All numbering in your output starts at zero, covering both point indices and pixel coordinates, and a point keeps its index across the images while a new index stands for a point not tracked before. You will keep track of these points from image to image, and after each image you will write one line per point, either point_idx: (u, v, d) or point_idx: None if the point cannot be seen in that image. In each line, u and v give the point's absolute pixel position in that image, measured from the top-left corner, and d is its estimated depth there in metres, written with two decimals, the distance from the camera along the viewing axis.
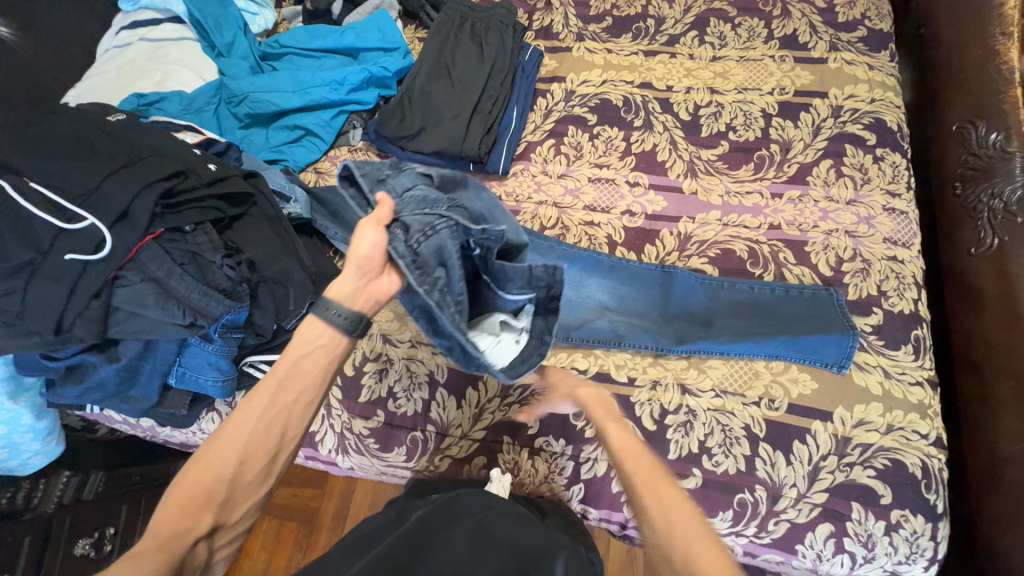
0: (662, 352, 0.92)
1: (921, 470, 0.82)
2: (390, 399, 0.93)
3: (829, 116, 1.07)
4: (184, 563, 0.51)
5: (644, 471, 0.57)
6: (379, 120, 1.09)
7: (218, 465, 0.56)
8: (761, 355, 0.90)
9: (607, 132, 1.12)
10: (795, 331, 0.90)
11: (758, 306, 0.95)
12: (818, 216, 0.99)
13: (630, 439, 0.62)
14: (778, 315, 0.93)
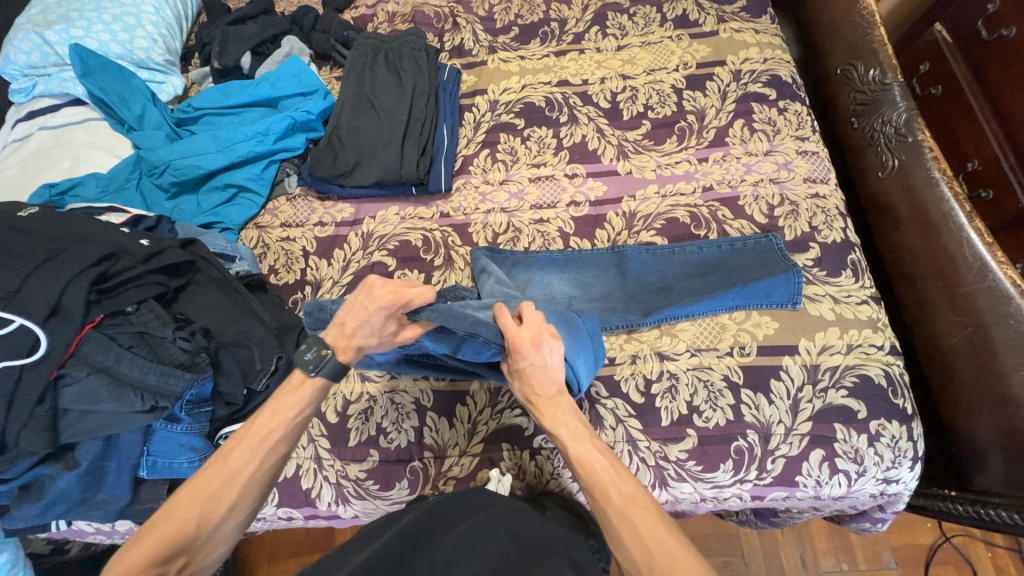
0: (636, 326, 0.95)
1: (885, 379, 0.88)
2: (382, 436, 0.91)
3: (732, 81, 1.16)
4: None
5: (619, 501, 0.64)
6: (312, 163, 1.09)
7: (204, 514, 0.64)
8: (722, 309, 0.95)
9: (537, 133, 1.17)
10: (748, 281, 0.96)
11: (709, 265, 1.00)
12: (743, 171, 1.07)
13: (592, 452, 0.69)
14: (731, 270, 0.98)
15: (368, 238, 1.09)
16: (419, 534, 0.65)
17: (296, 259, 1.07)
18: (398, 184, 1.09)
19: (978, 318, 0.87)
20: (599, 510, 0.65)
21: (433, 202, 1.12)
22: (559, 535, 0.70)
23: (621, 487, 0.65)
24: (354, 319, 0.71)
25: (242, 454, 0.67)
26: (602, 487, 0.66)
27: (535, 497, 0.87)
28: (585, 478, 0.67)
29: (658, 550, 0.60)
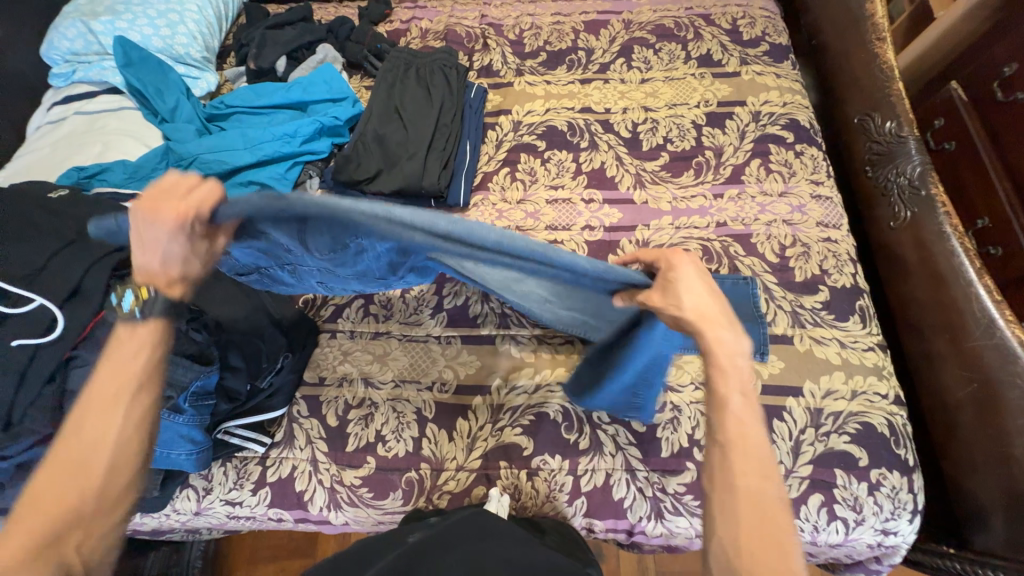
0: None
1: (888, 428, 0.88)
2: (380, 443, 0.91)
3: (750, 121, 1.19)
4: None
5: (750, 482, 0.56)
6: (336, 167, 1.11)
7: (77, 485, 0.57)
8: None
9: (557, 156, 1.19)
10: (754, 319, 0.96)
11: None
12: (757, 209, 1.08)
13: (748, 423, 0.59)
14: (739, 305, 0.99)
15: None
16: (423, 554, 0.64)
17: None
18: (417, 194, 1.10)
19: (985, 373, 0.88)
20: (721, 478, 0.57)
21: (450, 215, 1.14)
22: (553, 562, 0.67)
23: (761, 473, 0.56)
24: (156, 253, 0.57)
25: (98, 416, 0.60)
26: (743, 460, 0.57)
27: (533, 519, 0.85)
28: (727, 445, 0.58)
29: (769, 544, 0.52)
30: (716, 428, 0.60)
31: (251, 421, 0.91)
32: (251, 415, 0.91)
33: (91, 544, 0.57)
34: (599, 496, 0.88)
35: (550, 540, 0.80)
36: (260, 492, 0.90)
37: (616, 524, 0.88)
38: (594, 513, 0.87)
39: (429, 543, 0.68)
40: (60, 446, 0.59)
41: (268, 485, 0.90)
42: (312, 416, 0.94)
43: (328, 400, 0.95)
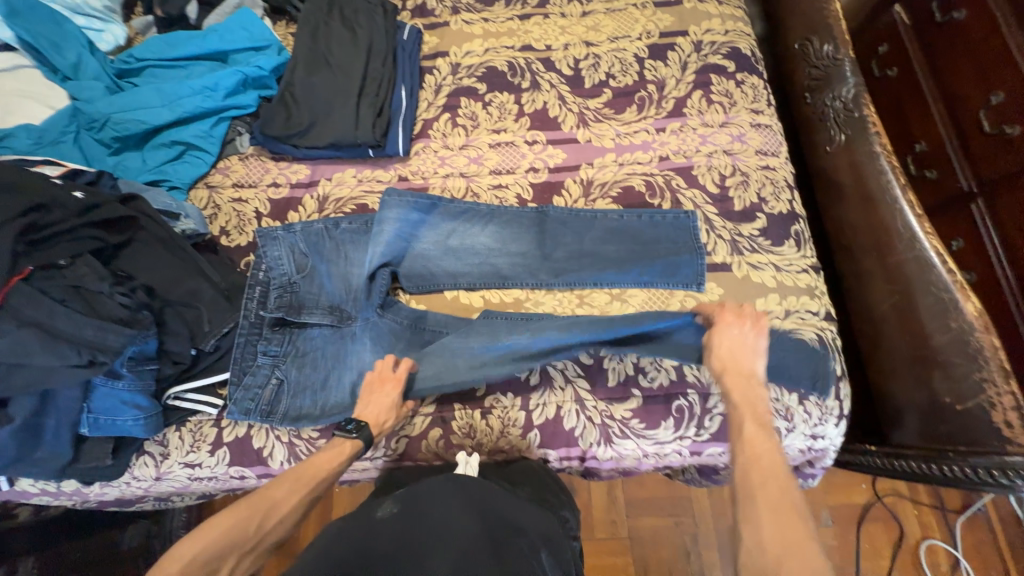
0: (552, 286, 0.99)
1: (818, 342, 0.94)
2: (340, 394, 0.92)
3: (692, 52, 1.17)
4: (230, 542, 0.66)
5: (768, 491, 0.62)
6: (263, 120, 1.05)
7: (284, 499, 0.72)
8: (662, 275, 0.98)
9: (499, 98, 1.15)
10: (692, 250, 0.99)
11: (652, 234, 1.01)
12: (698, 141, 1.08)
13: (767, 452, 0.66)
14: (680, 236, 1.00)
15: (324, 200, 1.08)
16: (400, 533, 0.65)
17: (248, 220, 1.07)
18: (354, 146, 1.06)
19: (907, 285, 0.93)
20: (746, 490, 0.63)
21: (391, 165, 1.10)
22: (529, 517, 0.72)
23: (780, 487, 0.62)
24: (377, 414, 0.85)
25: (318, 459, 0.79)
26: (762, 475, 0.64)
27: (506, 473, 0.89)
28: (749, 461, 0.65)
29: (794, 546, 0.56)
30: (741, 451, 0.68)
31: (200, 385, 0.90)
32: (199, 379, 0.91)
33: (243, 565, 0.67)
34: (551, 428, 0.91)
35: (523, 492, 0.84)
36: (218, 453, 0.91)
37: (569, 451, 0.92)
38: (547, 443, 0.92)
39: (425, 506, 0.70)
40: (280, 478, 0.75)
41: (226, 445, 0.91)
42: (265, 372, 0.92)
43: (276, 357, 0.93)
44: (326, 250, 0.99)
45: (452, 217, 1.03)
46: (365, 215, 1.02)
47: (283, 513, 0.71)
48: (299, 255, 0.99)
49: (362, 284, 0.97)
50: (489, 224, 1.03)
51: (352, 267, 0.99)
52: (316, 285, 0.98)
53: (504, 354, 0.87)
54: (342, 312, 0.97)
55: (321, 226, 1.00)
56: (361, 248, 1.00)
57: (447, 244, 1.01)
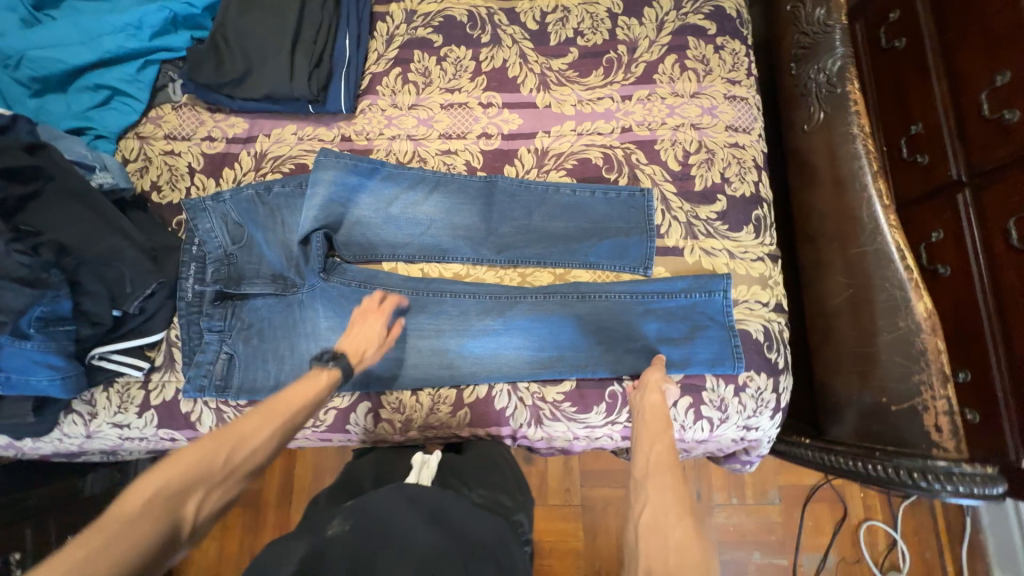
0: (495, 263, 0.95)
1: (763, 334, 0.91)
2: (297, 367, 0.91)
3: (671, 9, 1.05)
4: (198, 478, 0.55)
5: (662, 464, 0.66)
6: (191, 66, 0.97)
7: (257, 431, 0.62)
8: (610, 257, 0.94)
9: (455, 53, 1.06)
10: (643, 232, 0.94)
11: (604, 214, 0.95)
12: (665, 113, 1.00)
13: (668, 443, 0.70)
14: (632, 215, 0.95)
15: (261, 158, 1.01)
16: (359, 554, 0.55)
17: (181, 176, 1.01)
18: (290, 100, 0.98)
19: (865, 280, 0.88)
20: (648, 468, 0.66)
21: (334, 123, 1.02)
22: (497, 525, 0.66)
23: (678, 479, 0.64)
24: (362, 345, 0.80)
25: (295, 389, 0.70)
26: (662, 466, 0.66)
27: (459, 470, 0.79)
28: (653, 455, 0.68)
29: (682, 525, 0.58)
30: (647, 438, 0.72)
31: (126, 346, 0.88)
32: (124, 341, 0.88)
33: (217, 499, 0.57)
34: (482, 406, 0.90)
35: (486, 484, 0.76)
36: (146, 415, 0.90)
37: (499, 430, 0.91)
38: (478, 421, 0.91)
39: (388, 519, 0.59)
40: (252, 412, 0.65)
41: (153, 408, 0.90)
42: (213, 348, 0.91)
43: (220, 333, 0.91)
44: (260, 216, 0.94)
45: (393, 184, 0.96)
46: (298, 179, 0.95)
47: (257, 443, 0.62)
48: (232, 225, 0.94)
49: (297, 253, 0.92)
50: (432, 192, 0.97)
51: (290, 233, 0.94)
52: (256, 252, 0.94)
53: (468, 337, 0.91)
54: (285, 281, 0.92)
55: (251, 191, 0.94)
56: (297, 214, 0.94)
57: (388, 212, 0.95)
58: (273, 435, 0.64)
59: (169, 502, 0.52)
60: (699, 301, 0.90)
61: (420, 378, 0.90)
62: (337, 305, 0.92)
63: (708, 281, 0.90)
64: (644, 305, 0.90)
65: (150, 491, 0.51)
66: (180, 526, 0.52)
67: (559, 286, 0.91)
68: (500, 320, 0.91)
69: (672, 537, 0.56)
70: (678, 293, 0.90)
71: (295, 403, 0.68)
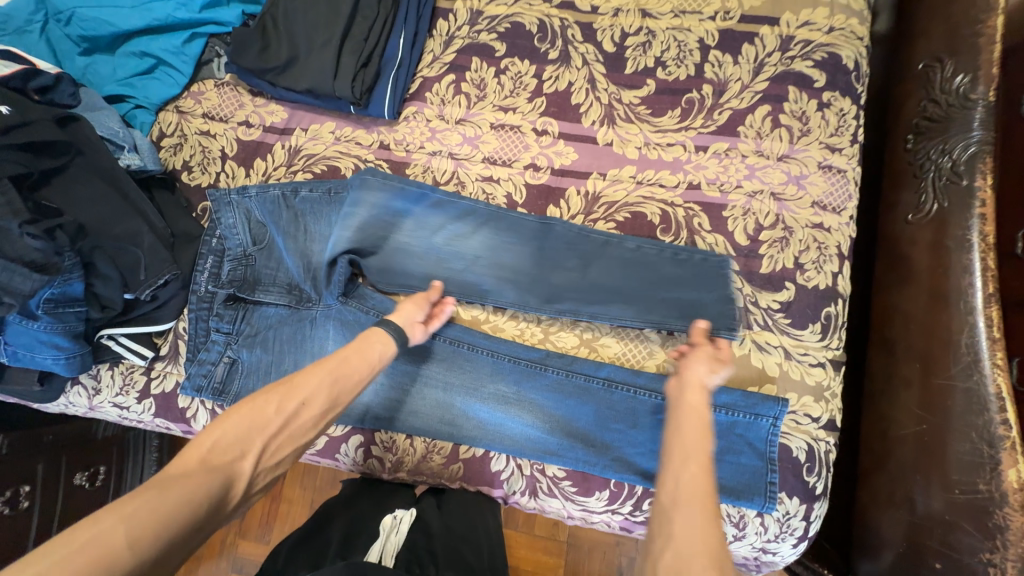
0: (544, 312, 0.85)
1: (805, 454, 0.79)
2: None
3: (776, 49, 0.90)
4: (248, 441, 0.59)
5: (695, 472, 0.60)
6: (234, 47, 0.90)
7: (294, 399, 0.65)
8: (678, 316, 0.81)
9: (516, 66, 0.95)
10: (721, 295, 0.81)
11: (672, 283, 0.83)
12: (743, 174, 0.86)
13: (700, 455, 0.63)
14: (704, 278, 0.83)
15: (295, 153, 0.95)
16: None
17: (213, 160, 0.96)
18: (331, 97, 0.90)
19: (943, 420, 0.74)
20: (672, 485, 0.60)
21: (375, 128, 0.95)
22: None
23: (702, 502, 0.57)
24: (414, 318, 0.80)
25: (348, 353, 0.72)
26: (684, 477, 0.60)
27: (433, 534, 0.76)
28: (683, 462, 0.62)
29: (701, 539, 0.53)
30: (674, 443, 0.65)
31: (134, 332, 0.86)
32: (134, 325, 0.87)
33: (268, 460, 0.61)
34: (476, 465, 0.84)
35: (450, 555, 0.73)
36: (145, 402, 0.89)
37: (490, 492, 0.85)
38: (469, 480, 0.84)
39: None
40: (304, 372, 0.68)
41: (153, 397, 0.89)
42: (217, 349, 0.88)
43: (228, 335, 0.88)
44: (285, 222, 0.88)
45: (439, 212, 0.88)
46: (339, 184, 0.89)
47: (305, 401, 0.65)
48: (255, 225, 0.90)
49: (329, 272, 0.87)
50: (469, 223, 0.88)
51: (313, 243, 0.88)
52: (274, 258, 0.89)
53: (473, 392, 0.84)
54: (300, 294, 0.87)
55: (277, 192, 0.89)
56: (322, 224, 0.88)
57: (416, 238, 0.88)
58: (320, 388, 0.67)
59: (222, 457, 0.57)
60: (741, 421, 0.79)
61: (417, 427, 0.84)
62: (345, 330, 0.86)
63: (759, 407, 0.78)
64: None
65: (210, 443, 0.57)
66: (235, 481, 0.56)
67: (587, 366, 0.83)
68: (513, 389, 0.84)
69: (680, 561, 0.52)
70: (719, 406, 0.79)
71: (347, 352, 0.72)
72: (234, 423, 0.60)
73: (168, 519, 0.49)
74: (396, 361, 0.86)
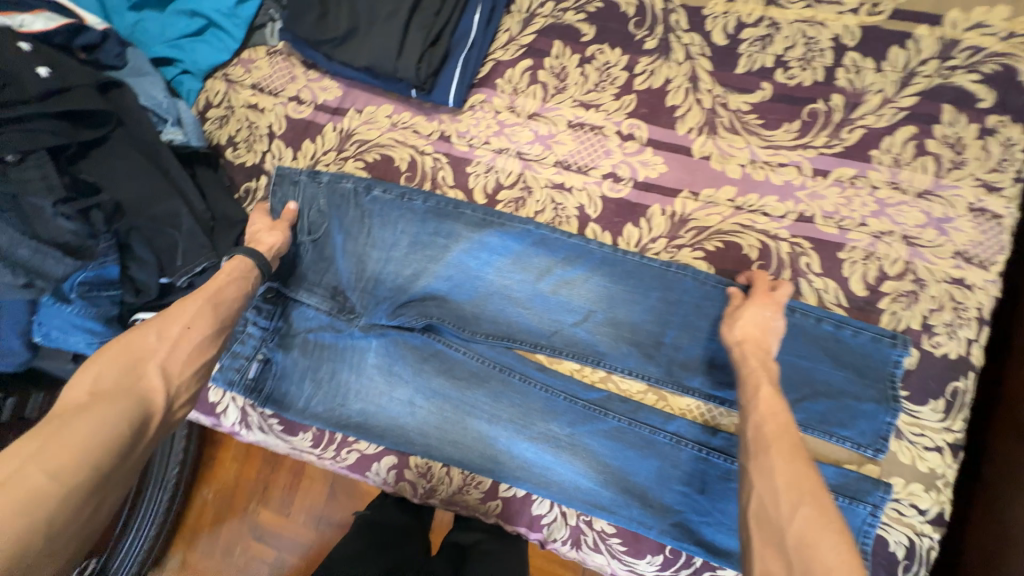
0: (656, 384, 0.73)
1: (904, 550, 0.67)
2: (333, 395, 0.80)
3: (933, 56, 0.73)
4: (134, 369, 0.58)
5: (776, 429, 0.55)
6: (290, 13, 0.81)
7: (162, 328, 0.62)
8: (820, 419, 0.68)
9: (604, 55, 0.81)
10: (881, 398, 0.67)
11: (826, 378, 0.68)
12: (870, 209, 0.72)
13: (776, 406, 0.57)
14: (864, 370, 0.67)
15: (346, 137, 0.86)
16: None
17: (259, 137, 0.89)
18: (392, 79, 0.80)
19: None
20: (758, 442, 0.55)
21: (437, 115, 0.84)
22: None
23: (794, 452, 0.53)
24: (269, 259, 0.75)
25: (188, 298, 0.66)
26: (776, 429, 0.55)
27: None
28: (762, 417, 0.57)
29: (810, 499, 0.49)
30: (750, 402, 0.59)
31: None
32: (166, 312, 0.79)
33: (176, 369, 0.60)
34: (516, 505, 0.77)
35: None
36: None
37: (527, 534, 0.78)
38: (507, 517, 0.77)
39: None
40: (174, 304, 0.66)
41: None
42: (252, 345, 0.81)
43: (265, 332, 0.81)
44: (344, 217, 0.80)
45: (546, 250, 0.76)
46: (441, 198, 0.78)
47: (187, 323, 0.64)
48: (314, 212, 0.81)
49: (400, 298, 0.78)
50: (556, 252, 0.76)
51: (371, 248, 0.79)
52: (325, 255, 0.80)
53: (522, 430, 0.76)
54: (344, 302, 0.79)
55: (349, 185, 0.80)
56: (390, 230, 0.79)
57: (480, 254, 0.77)
58: (202, 312, 0.65)
59: (107, 388, 0.55)
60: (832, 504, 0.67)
61: (453, 457, 0.77)
62: (390, 344, 0.79)
63: (853, 491, 0.67)
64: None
65: (94, 381, 0.56)
66: (152, 412, 0.56)
67: (652, 417, 0.73)
68: (566, 431, 0.75)
69: (789, 533, 0.48)
70: None
71: (219, 284, 0.69)
72: (111, 359, 0.58)
73: (79, 450, 0.49)
74: (438, 384, 0.78)
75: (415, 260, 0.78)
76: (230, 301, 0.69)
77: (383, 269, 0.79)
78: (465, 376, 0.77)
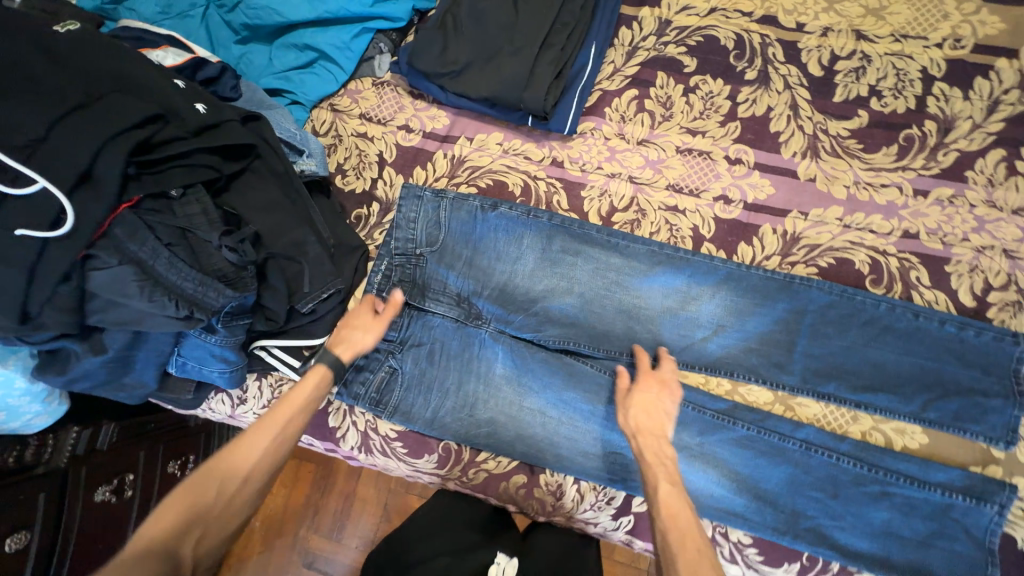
0: (792, 393, 0.76)
1: None
2: (459, 408, 0.81)
3: (1014, 86, 0.80)
4: (187, 523, 0.53)
5: (688, 528, 0.58)
6: (415, 47, 0.86)
7: (226, 475, 0.58)
8: (954, 418, 0.73)
9: (707, 85, 0.86)
10: (1007, 393, 0.72)
11: (956, 378, 0.73)
12: (971, 225, 0.77)
13: (681, 504, 0.60)
14: (989, 368, 0.72)
15: (458, 164, 0.89)
16: None
17: (369, 164, 0.90)
18: (513, 108, 0.85)
19: None
20: (664, 548, 0.57)
21: (548, 142, 0.88)
22: None
23: (698, 549, 0.56)
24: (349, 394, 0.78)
25: (253, 436, 0.63)
26: (679, 531, 0.58)
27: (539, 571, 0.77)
28: (665, 518, 0.59)
29: None
30: (653, 500, 0.62)
31: (289, 346, 0.79)
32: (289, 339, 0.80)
33: (215, 533, 0.55)
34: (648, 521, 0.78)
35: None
36: None
37: None
38: (637, 534, 0.78)
39: None
40: (235, 442, 0.62)
41: None
42: (378, 356, 0.82)
43: (391, 344, 0.82)
44: (469, 236, 0.83)
45: (673, 266, 0.80)
46: (568, 218, 0.82)
47: (248, 468, 0.60)
48: (434, 225, 0.83)
49: (535, 315, 0.82)
50: (686, 271, 0.80)
51: (497, 262, 0.83)
52: (448, 267, 0.83)
53: None
54: (469, 309, 0.83)
55: (477, 203, 0.83)
56: (514, 246, 0.83)
57: (606, 270, 0.81)
58: (262, 461, 0.62)
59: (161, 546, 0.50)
60: (959, 505, 0.71)
61: (584, 469, 0.78)
62: (515, 355, 0.82)
63: (979, 491, 0.70)
64: (880, 485, 0.73)
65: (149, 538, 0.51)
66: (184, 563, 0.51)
67: (781, 425, 0.76)
68: (697, 440, 0.77)
69: None
70: (934, 484, 0.72)
71: (288, 414, 0.66)
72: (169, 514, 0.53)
73: None
74: (568, 400, 0.80)
75: (537, 276, 0.82)
76: (293, 433, 0.66)
77: (513, 283, 0.83)
78: (594, 387, 0.80)
